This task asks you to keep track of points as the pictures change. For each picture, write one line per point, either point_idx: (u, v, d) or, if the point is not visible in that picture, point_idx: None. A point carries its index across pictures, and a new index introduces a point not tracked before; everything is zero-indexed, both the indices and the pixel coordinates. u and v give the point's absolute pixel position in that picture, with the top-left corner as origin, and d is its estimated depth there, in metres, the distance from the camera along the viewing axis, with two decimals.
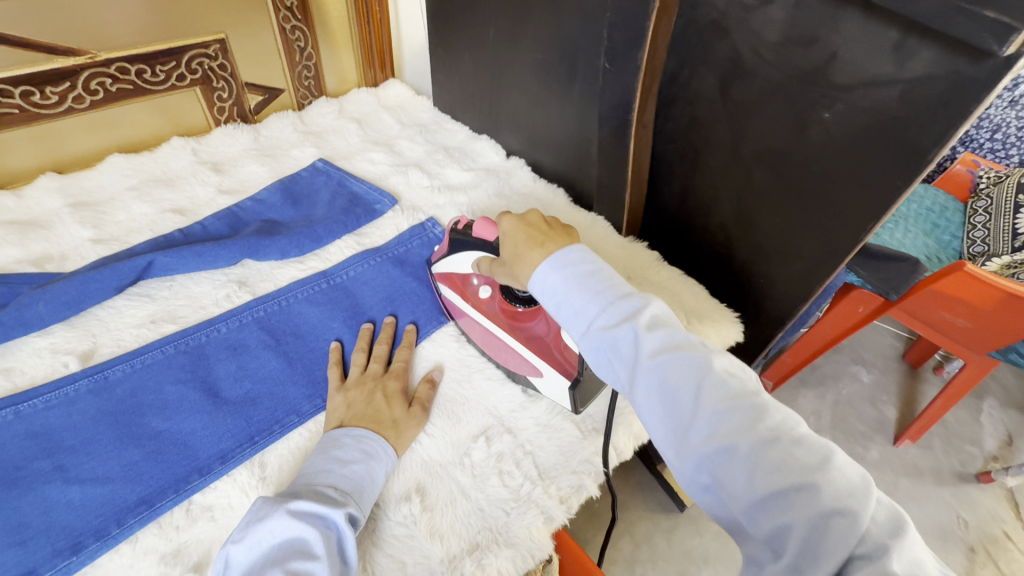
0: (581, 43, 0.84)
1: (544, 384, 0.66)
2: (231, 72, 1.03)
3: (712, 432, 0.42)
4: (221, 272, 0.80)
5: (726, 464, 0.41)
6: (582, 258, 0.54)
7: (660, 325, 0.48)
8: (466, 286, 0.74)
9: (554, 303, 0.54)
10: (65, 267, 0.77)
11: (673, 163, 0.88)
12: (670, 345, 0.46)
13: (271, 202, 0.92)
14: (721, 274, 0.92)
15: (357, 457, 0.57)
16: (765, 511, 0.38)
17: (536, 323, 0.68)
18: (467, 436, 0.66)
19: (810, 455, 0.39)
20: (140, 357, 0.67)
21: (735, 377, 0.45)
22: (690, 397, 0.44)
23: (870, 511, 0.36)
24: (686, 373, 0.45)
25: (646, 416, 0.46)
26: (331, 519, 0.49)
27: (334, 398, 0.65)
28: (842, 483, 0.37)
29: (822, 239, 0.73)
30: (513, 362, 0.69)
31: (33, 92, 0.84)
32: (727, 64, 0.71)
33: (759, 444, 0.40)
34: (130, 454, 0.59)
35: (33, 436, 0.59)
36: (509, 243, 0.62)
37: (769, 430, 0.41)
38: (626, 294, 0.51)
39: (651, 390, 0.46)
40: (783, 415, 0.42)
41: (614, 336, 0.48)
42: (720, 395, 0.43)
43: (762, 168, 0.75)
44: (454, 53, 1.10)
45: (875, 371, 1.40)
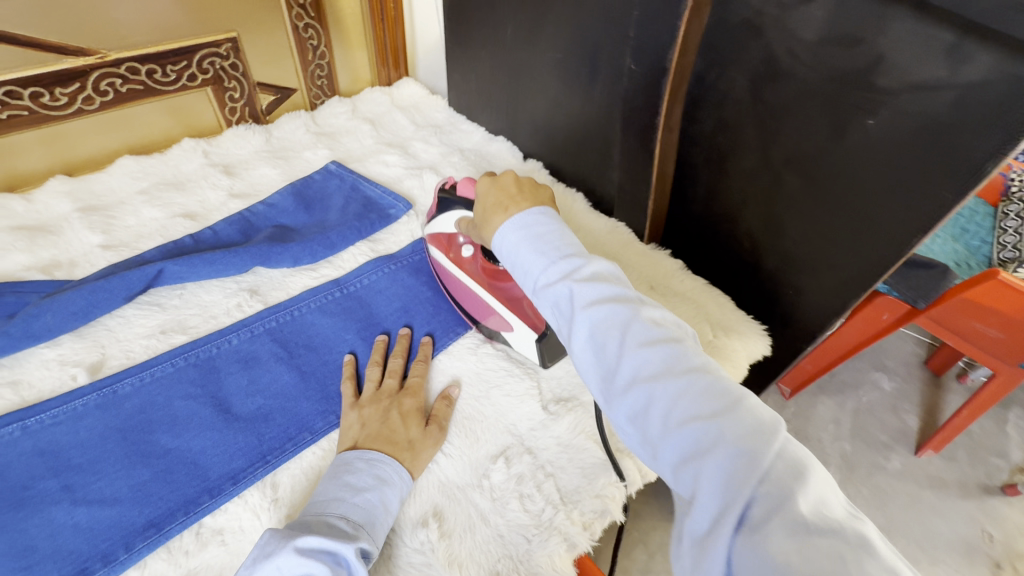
0: (604, 42, 0.80)
1: (514, 338, 0.71)
2: (242, 71, 1.00)
3: (636, 378, 0.43)
4: (232, 280, 0.78)
5: (647, 409, 0.42)
6: (537, 219, 0.54)
7: (595, 279, 0.49)
8: (451, 244, 0.77)
9: (508, 261, 0.55)
10: (74, 274, 0.75)
11: (698, 168, 0.84)
12: (603, 297, 0.48)
13: (284, 207, 0.90)
14: (745, 282, 0.88)
15: (370, 483, 0.55)
16: (679, 450, 0.40)
17: (512, 282, 0.71)
18: (486, 456, 0.63)
19: (721, 398, 0.41)
20: (150, 370, 0.65)
21: (663, 327, 0.46)
22: (619, 346, 0.45)
23: (774, 451, 0.37)
24: (616, 323, 0.46)
25: (582, 367, 0.48)
26: (341, 555, 0.47)
27: (347, 416, 0.63)
28: (749, 423, 0.38)
29: (839, 238, 0.70)
30: (487, 316, 0.73)
31: (43, 94, 0.82)
32: (761, 65, 0.67)
33: (676, 389, 0.42)
34: (139, 474, 0.57)
35: (40, 454, 0.58)
36: (482, 204, 0.63)
37: (687, 375, 0.42)
38: (568, 252, 0.51)
39: (584, 340, 0.47)
40: (703, 362, 0.44)
41: (553, 292, 0.50)
42: (646, 343, 0.45)
43: (794, 174, 0.71)
44: (471, 51, 1.06)
45: (897, 379, 1.35)
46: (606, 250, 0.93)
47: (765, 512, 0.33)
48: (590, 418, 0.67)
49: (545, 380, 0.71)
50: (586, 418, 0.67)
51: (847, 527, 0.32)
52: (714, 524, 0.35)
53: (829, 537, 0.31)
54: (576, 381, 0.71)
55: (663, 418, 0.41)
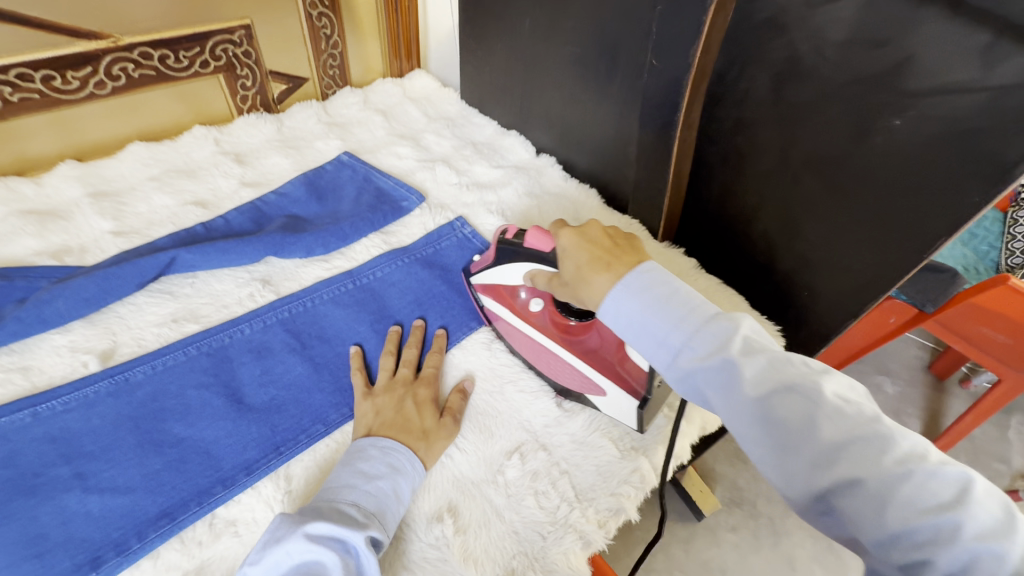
0: (625, 37, 0.79)
1: (607, 403, 0.63)
2: (255, 59, 0.99)
3: (829, 463, 0.39)
4: (244, 269, 0.77)
5: (850, 498, 0.37)
6: (658, 283, 0.50)
7: (753, 350, 0.44)
8: (513, 297, 0.70)
9: (630, 334, 0.51)
10: (85, 260, 0.74)
11: (714, 167, 0.83)
12: (771, 375, 0.43)
13: (295, 196, 0.89)
14: (761, 283, 0.87)
15: (382, 471, 0.54)
16: (901, 551, 0.35)
17: (590, 337, 0.64)
18: (500, 452, 0.63)
19: (942, 487, 0.35)
20: (161, 359, 0.65)
21: (850, 404, 0.41)
22: (804, 431, 0.40)
23: (1009, 538, 0.32)
24: (795, 404, 0.41)
25: (751, 449, 0.43)
26: (350, 543, 0.46)
27: (359, 406, 0.62)
28: (976, 511, 0.34)
29: (883, 245, 0.67)
30: (569, 378, 0.65)
31: (54, 77, 0.81)
32: (784, 63, 0.66)
33: (884, 478, 0.36)
34: (151, 463, 0.57)
35: (51, 440, 0.57)
36: (567, 260, 0.57)
37: (896, 463, 0.37)
38: (713, 318, 0.47)
39: (755, 424, 0.42)
40: (910, 443, 0.38)
41: (709, 368, 0.45)
42: (839, 427, 0.39)
43: (814, 176, 0.70)
44: (486, 44, 1.05)
45: (900, 383, 1.35)
46: None
47: None
48: (605, 416, 0.67)
49: None
50: (600, 416, 0.67)
51: None
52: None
53: None
54: None
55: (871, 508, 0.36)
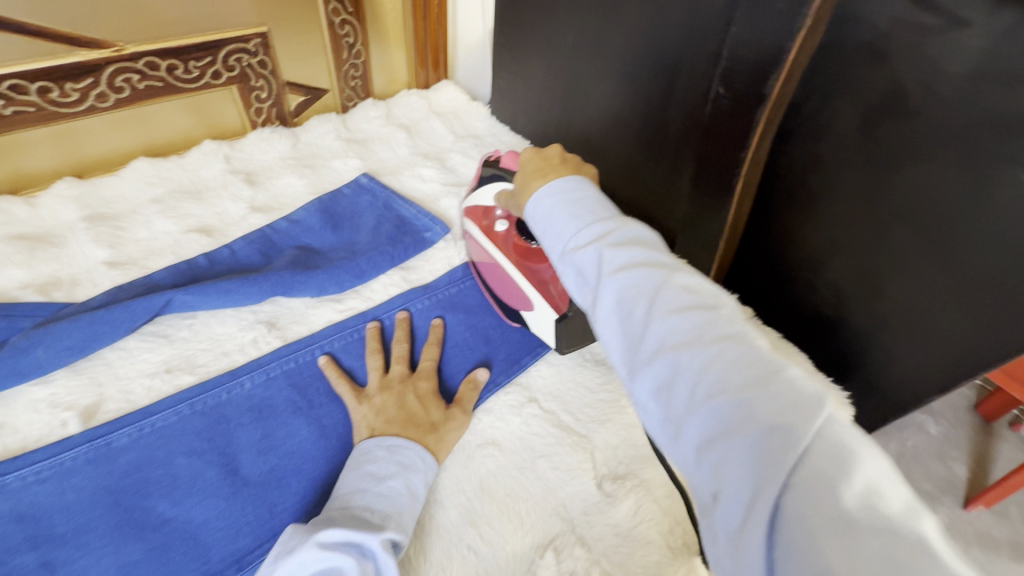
0: (685, 59, 0.70)
1: (535, 319, 0.66)
2: (271, 69, 0.92)
3: (660, 348, 0.38)
4: (248, 310, 0.69)
5: (670, 379, 0.37)
6: (573, 186, 0.48)
7: (626, 243, 0.43)
8: (487, 215, 0.72)
9: (539, 228, 0.49)
10: (75, 295, 0.67)
11: (779, 210, 0.72)
12: (631, 264, 0.42)
13: (309, 224, 0.81)
14: (825, 339, 0.75)
15: (393, 471, 0.52)
16: (704, 429, 0.34)
17: (544, 264, 0.66)
18: (532, 546, 0.54)
19: (755, 368, 0.34)
20: (151, 420, 0.57)
21: (697, 292, 0.40)
22: (644, 315, 0.39)
23: (813, 429, 0.31)
24: (644, 291, 0.40)
25: (605, 342, 0.42)
26: (367, 546, 0.44)
27: (357, 410, 0.59)
28: (785, 397, 0.32)
29: (958, 290, 0.58)
30: (512, 295, 0.69)
31: (52, 89, 0.74)
32: (881, 97, 0.56)
33: (703, 358, 0.36)
34: (130, 550, 0.49)
35: (19, 519, 0.50)
36: (519, 172, 0.57)
37: (717, 344, 0.36)
38: (604, 217, 0.45)
39: (609, 310, 0.41)
40: (736, 327, 0.37)
41: (579, 258, 0.44)
42: (677, 311, 0.38)
43: (906, 228, 0.59)
44: (522, 58, 0.97)
45: (943, 423, 1.09)
46: None
47: (799, 501, 0.28)
48: (653, 503, 0.57)
49: (599, 451, 0.62)
50: (648, 503, 0.57)
51: (898, 522, 0.26)
52: (748, 518, 0.30)
53: (875, 533, 0.26)
54: (634, 454, 0.61)
55: (688, 393, 0.36)
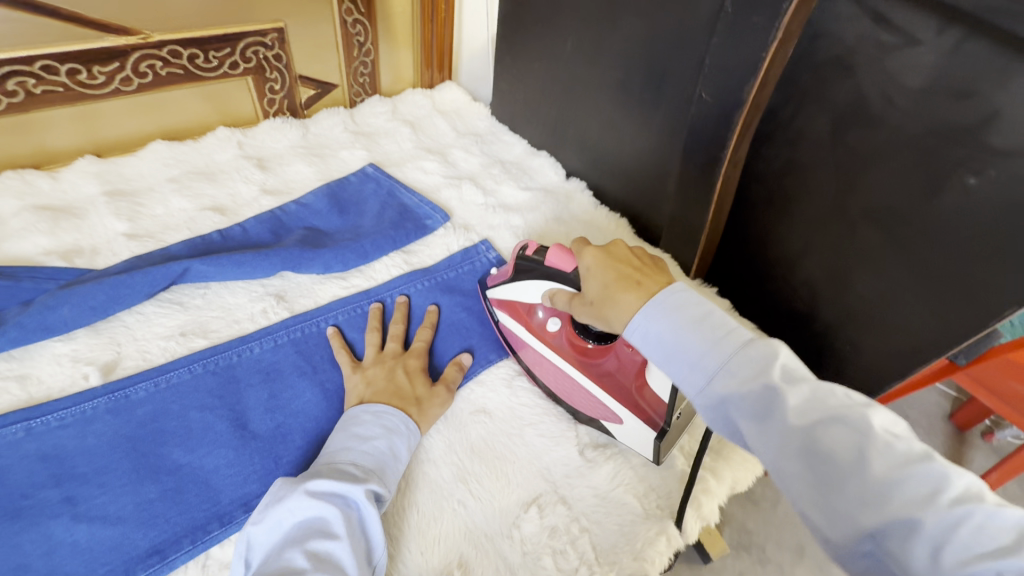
0: (673, 67, 0.76)
1: (623, 432, 0.61)
2: (285, 63, 0.97)
3: (881, 502, 0.35)
4: (259, 282, 0.73)
5: (901, 541, 0.34)
6: (696, 305, 0.48)
7: (799, 381, 0.42)
8: (529, 315, 0.68)
9: (659, 353, 0.48)
10: (95, 263, 0.71)
11: (759, 209, 0.78)
12: (815, 405, 0.40)
13: (317, 208, 0.86)
14: (801, 332, 0.81)
15: (377, 433, 0.56)
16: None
17: (607, 358, 0.63)
18: (517, 503, 0.58)
19: (1004, 533, 0.32)
20: (166, 375, 0.61)
21: (899, 438, 0.38)
22: (853, 468, 0.37)
23: None
24: (840, 436, 0.38)
25: (788, 485, 0.40)
26: (351, 497, 0.49)
27: (349, 379, 0.63)
28: None
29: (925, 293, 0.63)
30: (586, 405, 0.63)
31: (80, 71, 0.79)
32: (847, 107, 0.62)
33: (942, 521, 0.33)
34: (146, 491, 0.53)
35: (43, 459, 0.54)
36: (594, 276, 0.56)
37: (955, 505, 0.33)
38: (750, 342, 0.44)
39: (797, 455, 0.39)
40: (968, 483, 0.35)
41: (748, 392, 0.42)
42: (888, 463, 0.36)
43: (872, 228, 0.65)
44: (523, 62, 1.02)
45: (918, 430, 1.15)
46: None
47: None
48: (630, 469, 0.62)
49: (582, 422, 0.66)
50: (625, 469, 0.62)
51: None
52: None
53: None
54: None
55: (929, 556, 0.33)
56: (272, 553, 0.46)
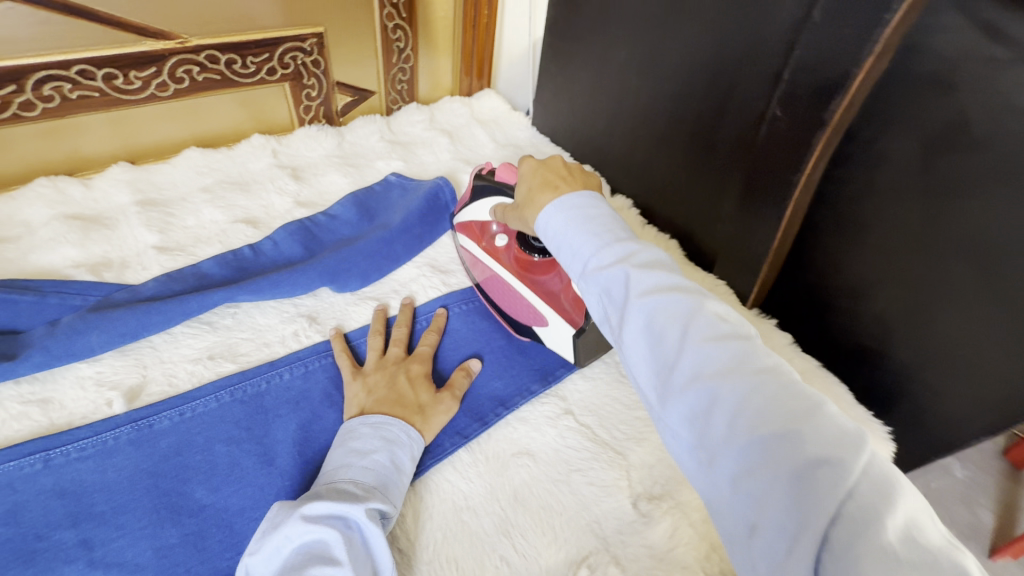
0: (740, 80, 0.70)
1: (548, 334, 0.66)
2: (323, 69, 0.93)
3: (696, 374, 0.36)
4: (290, 302, 0.70)
5: (705, 408, 0.35)
6: (587, 201, 0.47)
7: (652, 265, 0.41)
8: (483, 232, 0.72)
9: (553, 244, 0.47)
10: (124, 277, 0.68)
11: (824, 234, 0.71)
12: (658, 284, 0.40)
13: (346, 218, 0.81)
14: (866, 370, 0.73)
15: (377, 445, 0.52)
16: (743, 462, 0.32)
17: (549, 276, 0.66)
18: (565, 562, 0.53)
19: (800, 403, 0.33)
20: (192, 404, 0.57)
21: (729, 321, 0.38)
22: (679, 342, 0.37)
23: (862, 464, 0.30)
24: (676, 314, 0.38)
25: (629, 363, 0.40)
26: (351, 518, 0.45)
27: (351, 386, 0.60)
28: (831, 432, 0.31)
29: (928, 281, 0.61)
30: (516, 310, 0.68)
31: (116, 76, 0.77)
32: (943, 127, 0.55)
33: (745, 390, 0.34)
34: (166, 534, 0.49)
35: (61, 495, 0.50)
36: (524, 185, 0.55)
37: (757, 375, 0.35)
38: (625, 236, 0.44)
39: (637, 331, 0.39)
40: (774, 361, 0.36)
41: (605, 276, 0.42)
42: (711, 336, 0.37)
43: (962, 262, 0.58)
44: (569, 71, 0.97)
45: (969, 466, 1.05)
46: None
47: (848, 536, 0.28)
48: (690, 527, 0.56)
49: (634, 469, 0.60)
50: (684, 526, 0.56)
51: (940, 556, 0.27)
52: (793, 553, 0.29)
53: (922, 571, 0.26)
54: (670, 474, 0.60)
55: (726, 424, 0.34)
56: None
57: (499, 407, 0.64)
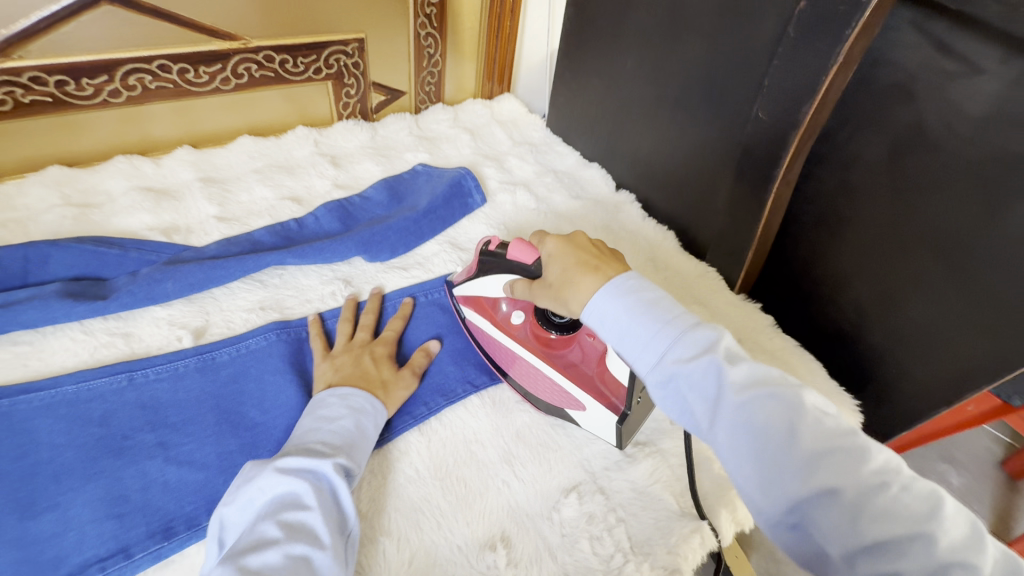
0: (730, 87, 0.80)
1: (585, 417, 0.64)
2: (362, 70, 1.05)
3: (809, 474, 0.38)
4: (329, 267, 0.80)
5: (824, 510, 0.37)
6: (647, 286, 0.49)
7: (739, 359, 0.44)
8: (494, 308, 0.70)
9: (615, 332, 0.48)
10: (190, 240, 0.79)
11: (806, 228, 0.80)
12: (754, 382, 0.42)
13: (377, 200, 0.92)
14: (843, 353, 0.81)
15: (343, 412, 0.58)
16: (869, 560, 0.35)
17: (570, 351, 0.66)
18: (557, 488, 0.62)
19: (922, 504, 0.36)
20: (245, 342, 0.68)
21: (829, 415, 0.41)
22: (787, 446, 0.39)
23: (983, 560, 0.34)
24: (781, 412, 0.41)
25: (729, 460, 0.42)
26: (321, 471, 0.50)
27: (319, 365, 0.65)
28: (953, 532, 0.35)
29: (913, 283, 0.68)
30: (544, 391, 0.66)
31: (188, 70, 0.89)
32: (905, 131, 0.63)
33: (863, 490, 0.37)
34: (227, 443, 0.59)
35: (141, 407, 0.60)
36: (556, 264, 0.57)
37: (874, 475, 0.37)
38: (697, 322, 0.46)
39: (737, 429, 0.41)
40: (884, 456, 0.39)
41: (694, 370, 0.43)
42: (818, 437, 0.39)
43: (928, 255, 0.65)
44: (582, 78, 1.08)
45: (966, 475, 1.10)
46: (695, 294, 0.90)
47: None
48: (668, 468, 0.64)
49: None
50: (663, 467, 0.64)
51: None
52: None
53: None
54: (655, 426, 0.69)
55: (849, 523, 0.36)
56: (243, 531, 0.45)
57: None
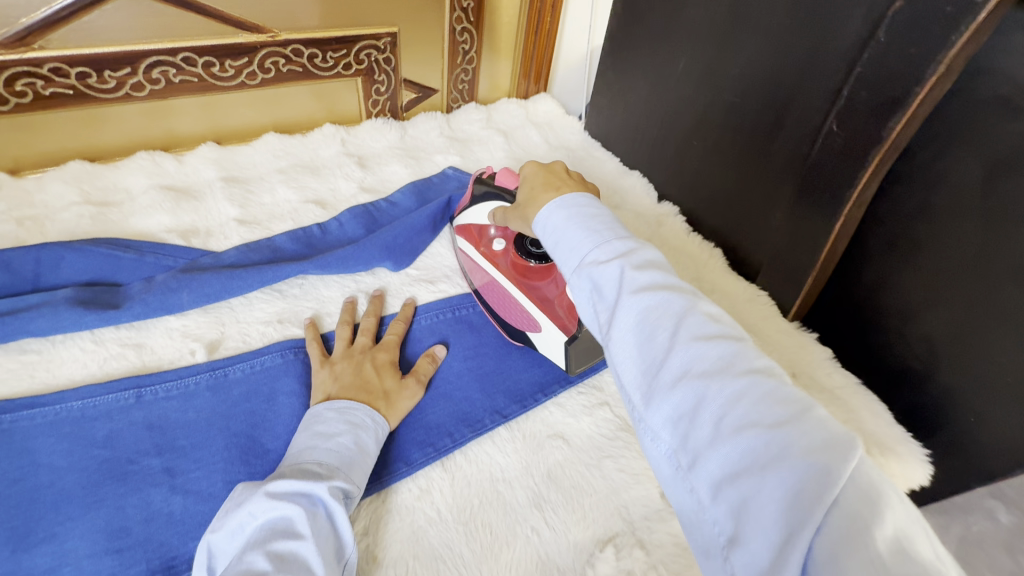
0: (799, 94, 0.72)
1: (541, 340, 0.67)
2: (394, 66, 1.00)
3: (683, 372, 0.36)
4: (351, 278, 0.75)
5: (690, 409, 0.35)
6: (589, 203, 0.48)
7: (648, 265, 0.42)
8: (481, 236, 0.73)
9: (551, 240, 0.48)
10: (209, 244, 0.76)
11: (875, 252, 0.70)
12: (654, 283, 0.41)
13: (404, 206, 0.86)
14: (909, 392, 0.71)
15: (342, 428, 0.53)
16: (725, 462, 0.32)
17: (544, 283, 0.67)
18: (592, 539, 0.56)
19: (788, 406, 0.33)
20: (260, 358, 0.63)
21: (719, 321, 0.39)
22: (666, 344, 0.38)
23: (848, 469, 0.30)
24: (667, 314, 0.39)
25: (616, 362, 0.40)
26: (316, 495, 0.45)
27: (318, 373, 0.61)
28: (818, 435, 0.31)
29: (995, 307, 0.58)
30: (512, 314, 0.69)
31: (214, 64, 0.85)
32: (1006, 150, 0.54)
33: (730, 389, 0.34)
34: (236, 471, 0.55)
35: (149, 427, 0.56)
36: (525, 187, 0.58)
37: (746, 375, 0.35)
38: (623, 236, 0.45)
39: (628, 329, 0.40)
40: (765, 362, 0.36)
41: (603, 270, 0.43)
42: (699, 334, 0.37)
43: (1016, 284, 0.56)
44: (626, 79, 1.00)
45: None
46: (743, 320, 0.83)
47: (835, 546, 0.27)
48: None
49: None
50: None
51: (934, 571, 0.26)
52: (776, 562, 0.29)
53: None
54: None
55: (713, 422, 0.34)
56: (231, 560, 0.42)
57: (538, 394, 0.68)
